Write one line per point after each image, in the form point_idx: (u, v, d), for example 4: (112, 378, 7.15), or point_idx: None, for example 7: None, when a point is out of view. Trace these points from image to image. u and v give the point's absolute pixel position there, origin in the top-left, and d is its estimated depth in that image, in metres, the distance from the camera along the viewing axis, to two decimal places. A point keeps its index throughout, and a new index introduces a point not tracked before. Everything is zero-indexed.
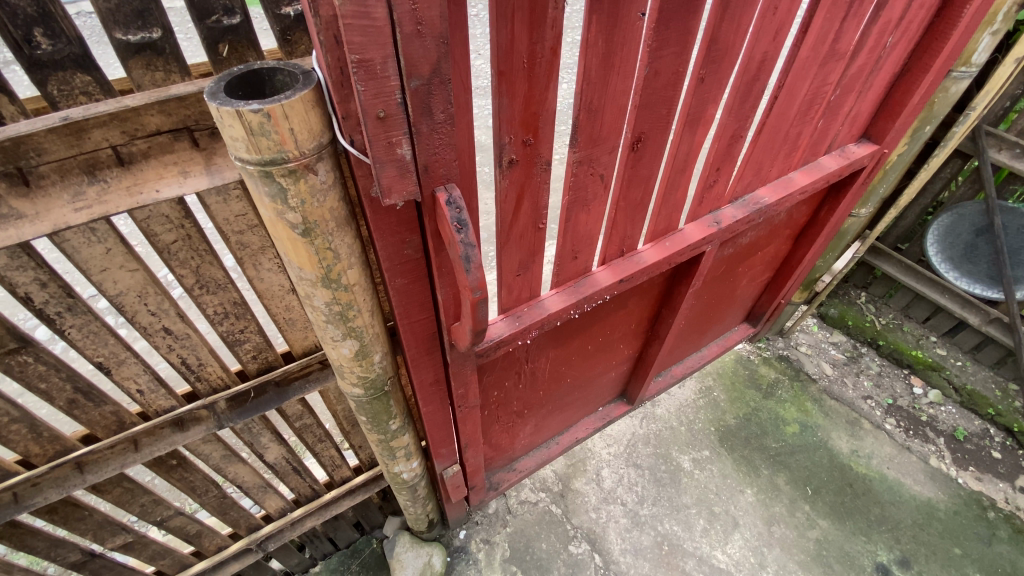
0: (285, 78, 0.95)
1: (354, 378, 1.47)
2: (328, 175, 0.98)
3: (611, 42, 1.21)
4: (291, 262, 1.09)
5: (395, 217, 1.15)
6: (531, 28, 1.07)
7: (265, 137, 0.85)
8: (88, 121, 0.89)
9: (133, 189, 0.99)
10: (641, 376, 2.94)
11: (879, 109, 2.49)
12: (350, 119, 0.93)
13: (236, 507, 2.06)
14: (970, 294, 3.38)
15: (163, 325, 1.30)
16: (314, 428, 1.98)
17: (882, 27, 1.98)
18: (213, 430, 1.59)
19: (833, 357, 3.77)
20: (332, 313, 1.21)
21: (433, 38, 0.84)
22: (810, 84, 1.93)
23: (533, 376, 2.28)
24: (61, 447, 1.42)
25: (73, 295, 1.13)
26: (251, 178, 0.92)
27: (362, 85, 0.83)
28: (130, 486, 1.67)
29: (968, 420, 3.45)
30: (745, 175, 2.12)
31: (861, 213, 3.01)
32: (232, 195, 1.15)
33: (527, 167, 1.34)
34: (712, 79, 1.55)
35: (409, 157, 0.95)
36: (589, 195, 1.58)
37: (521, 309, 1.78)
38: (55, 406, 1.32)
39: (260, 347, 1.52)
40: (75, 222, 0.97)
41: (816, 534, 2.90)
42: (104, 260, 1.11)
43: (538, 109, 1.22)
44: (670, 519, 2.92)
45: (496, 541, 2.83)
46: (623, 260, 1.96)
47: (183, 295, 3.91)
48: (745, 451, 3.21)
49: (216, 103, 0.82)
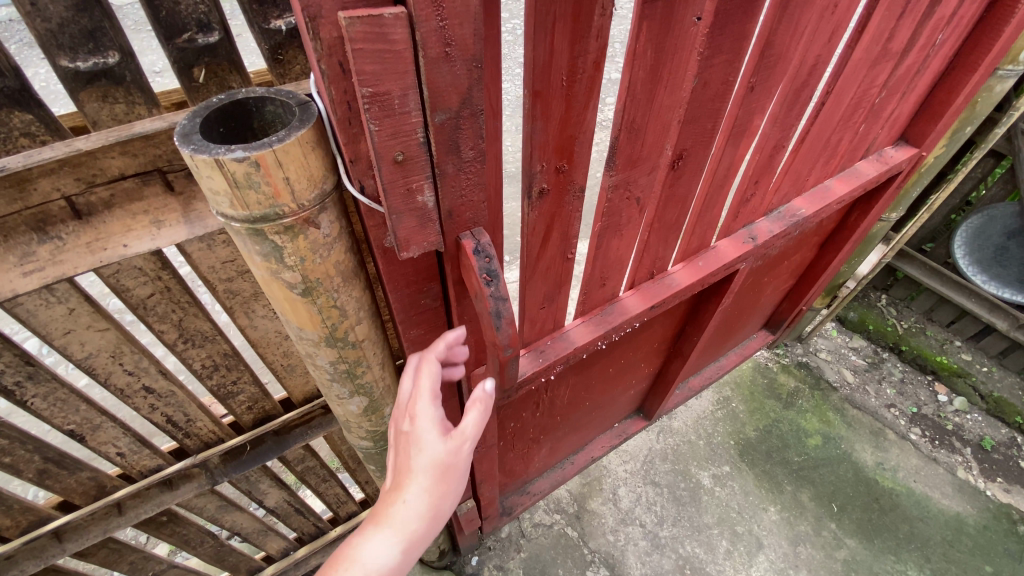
0: (276, 109, 0.78)
1: (362, 432, 1.30)
2: (332, 227, 0.80)
3: (660, 52, 1.04)
4: (289, 322, 0.92)
5: (411, 265, 1.00)
6: (573, 39, 0.89)
7: (253, 190, 0.68)
8: (33, 170, 0.77)
9: (94, 246, 0.87)
10: (661, 392, 2.75)
11: (919, 110, 2.30)
12: (359, 163, 0.76)
13: (235, 552, 1.92)
14: (998, 298, 3.27)
15: (142, 384, 1.17)
16: (318, 469, 1.83)
17: (934, 24, 1.80)
18: (206, 487, 1.45)
19: (854, 363, 3.53)
20: (337, 372, 1.04)
21: (465, 63, 0.67)
22: (858, 87, 1.74)
23: (552, 404, 2.11)
24: (35, 518, 1.27)
25: (33, 362, 1.00)
26: (238, 236, 0.76)
27: (376, 125, 0.67)
28: (116, 546, 1.52)
29: (995, 428, 3.25)
30: (783, 186, 1.94)
31: (892, 218, 2.81)
32: (217, 241, 1.00)
33: (558, 196, 1.16)
34: (762, 86, 1.36)
35: (430, 205, 0.80)
36: (622, 219, 1.40)
37: (544, 343, 1.61)
38: (24, 478, 1.18)
39: (255, 397, 1.38)
40: (24, 287, 0.84)
41: (843, 554, 2.71)
42: (67, 321, 0.97)
43: (575, 131, 1.04)
44: (691, 541, 2.72)
45: (511, 568, 2.60)
46: (653, 284, 1.79)
47: (151, 341, 3.63)
48: (767, 466, 2.99)
49: (189, 149, 0.66)
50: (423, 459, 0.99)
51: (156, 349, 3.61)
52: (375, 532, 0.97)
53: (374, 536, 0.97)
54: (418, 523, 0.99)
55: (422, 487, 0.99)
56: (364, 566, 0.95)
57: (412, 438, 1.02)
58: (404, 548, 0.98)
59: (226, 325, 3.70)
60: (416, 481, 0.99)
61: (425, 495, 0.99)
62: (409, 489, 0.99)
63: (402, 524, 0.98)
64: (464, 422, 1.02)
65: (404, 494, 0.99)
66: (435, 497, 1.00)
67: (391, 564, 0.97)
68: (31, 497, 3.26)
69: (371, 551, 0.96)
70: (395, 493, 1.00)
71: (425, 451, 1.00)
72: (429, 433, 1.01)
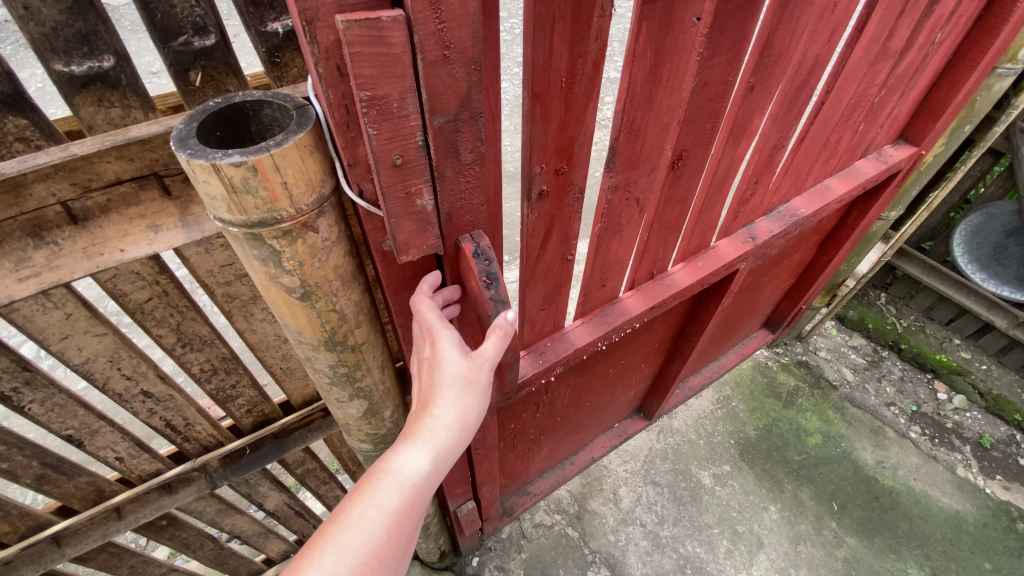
0: (274, 112, 0.78)
1: (362, 435, 1.29)
2: (331, 231, 0.80)
3: (660, 53, 1.03)
4: (288, 326, 0.92)
5: (411, 268, 1.00)
6: (573, 40, 0.88)
7: (251, 195, 0.68)
8: (28, 175, 0.76)
9: (90, 251, 0.86)
10: (661, 392, 2.74)
11: (918, 109, 2.30)
12: (358, 166, 0.76)
13: (235, 555, 1.91)
14: (997, 296, 3.27)
15: (141, 389, 1.16)
16: (318, 472, 1.82)
17: (934, 23, 1.79)
18: (205, 490, 1.44)
19: (854, 361, 3.53)
20: (336, 375, 1.04)
21: (463, 65, 0.67)
22: (857, 87, 1.74)
23: (552, 405, 2.11)
24: (34, 523, 1.27)
25: (30, 368, 1.00)
26: (236, 240, 0.75)
27: (374, 128, 0.66)
28: (115, 550, 1.52)
29: (994, 426, 3.26)
30: (783, 185, 1.93)
31: (891, 216, 2.81)
32: (215, 245, 1.00)
33: (558, 198, 1.16)
34: (762, 86, 1.36)
35: (429, 208, 0.80)
36: (622, 220, 1.40)
37: (544, 344, 1.61)
38: (22, 484, 1.18)
39: (255, 401, 1.37)
40: (20, 293, 0.84)
41: (844, 553, 2.71)
42: (64, 327, 0.97)
43: (574, 133, 1.03)
44: (692, 540, 2.72)
45: (511, 569, 2.60)
46: (653, 284, 1.78)
47: (150, 344, 3.63)
48: (767, 465, 2.99)
49: (185, 154, 0.65)
50: (450, 373, 0.92)
51: (153, 352, 3.60)
52: (408, 446, 0.90)
53: (408, 449, 0.89)
54: (452, 434, 0.93)
55: (452, 399, 0.92)
56: (400, 480, 0.88)
57: (434, 355, 0.94)
58: (439, 459, 0.92)
59: (222, 327, 3.69)
60: (447, 393, 0.92)
61: (457, 406, 0.93)
62: (439, 401, 0.92)
63: (436, 436, 0.91)
64: (486, 342, 0.93)
65: (433, 407, 0.92)
66: (465, 410, 0.93)
67: (427, 477, 0.91)
68: (30, 502, 3.25)
69: (406, 464, 0.89)
70: (424, 408, 0.93)
71: (450, 366, 0.93)
72: (452, 348, 0.93)
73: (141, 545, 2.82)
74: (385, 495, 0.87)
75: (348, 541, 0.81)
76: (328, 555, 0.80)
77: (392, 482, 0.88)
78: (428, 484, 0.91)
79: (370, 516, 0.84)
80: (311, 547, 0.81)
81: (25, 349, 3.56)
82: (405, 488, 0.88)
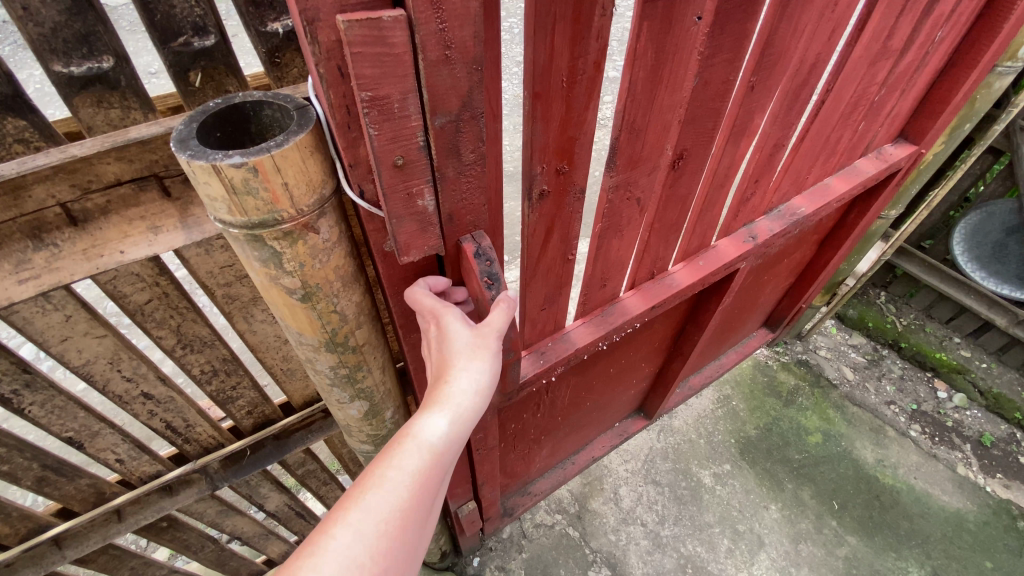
0: (274, 113, 0.78)
1: (363, 436, 1.29)
2: (332, 232, 0.80)
3: (661, 52, 1.03)
4: (288, 327, 0.91)
5: (412, 269, 1.00)
6: (574, 39, 0.88)
7: (252, 196, 0.68)
8: (27, 177, 0.76)
9: (90, 252, 0.86)
10: (662, 392, 2.74)
11: (918, 108, 2.29)
12: (359, 167, 0.75)
13: (235, 556, 1.91)
14: (997, 294, 3.27)
15: (141, 390, 1.16)
16: (318, 473, 1.82)
17: (934, 21, 1.79)
18: (206, 492, 1.44)
19: (854, 359, 3.53)
20: (338, 376, 1.04)
21: (465, 66, 0.66)
22: (858, 86, 1.74)
23: (553, 405, 2.10)
24: (34, 526, 1.26)
25: (30, 370, 0.99)
26: (237, 241, 0.75)
27: (375, 129, 0.66)
28: (116, 552, 1.52)
29: (994, 424, 3.26)
30: (783, 184, 1.93)
31: (891, 215, 2.81)
32: (215, 246, 1.00)
33: (559, 198, 1.15)
34: (762, 85, 1.36)
35: (431, 209, 0.80)
36: (622, 219, 1.39)
37: (544, 344, 1.61)
38: (22, 486, 1.17)
39: (255, 402, 1.37)
40: (19, 295, 0.84)
41: (844, 552, 2.71)
42: (64, 329, 0.96)
43: (575, 133, 1.03)
44: (692, 539, 2.72)
45: (512, 569, 2.60)
46: (654, 284, 1.78)
47: (149, 346, 3.63)
48: (768, 464, 2.99)
49: (186, 155, 0.65)
50: (462, 341, 0.89)
51: (153, 353, 3.60)
52: (426, 413, 0.85)
53: (427, 416, 0.85)
54: (473, 401, 0.87)
55: (468, 366, 0.88)
56: (421, 446, 0.83)
57: (442, 329, 0.91)
58: (460, 427, 0.87)
59: (222, 327, 3.69)
60: (463, 360, 0.88)
61: (474, 373, 0.88)
62: (454, 368, 0.88)
63: (456, 402, 0.86)
64: (491, 312, 0.90)
65: (450, 374, 0.87)
66: (482, 379, 0.88)
67: (447, 445, 0.85)
68: (29, 504, 3.25)
69: (426, 431, 0.84)
70: (440, 378, 0.89)
71: (461, 336, 0.89)
72: (458, 321, 0.91)
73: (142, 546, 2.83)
74: (405, 462, 0.82)
75: (367, 506, 0.77)
76: (347, 521, 0.75)
77: (412, 449, 0.83)
78: (450, 452, 0.86)
79: (390, 482, 0.80)
80: (330, 514, 0.77)
81: (25, 350, 3.56)
82: (426, 454, 0.83)
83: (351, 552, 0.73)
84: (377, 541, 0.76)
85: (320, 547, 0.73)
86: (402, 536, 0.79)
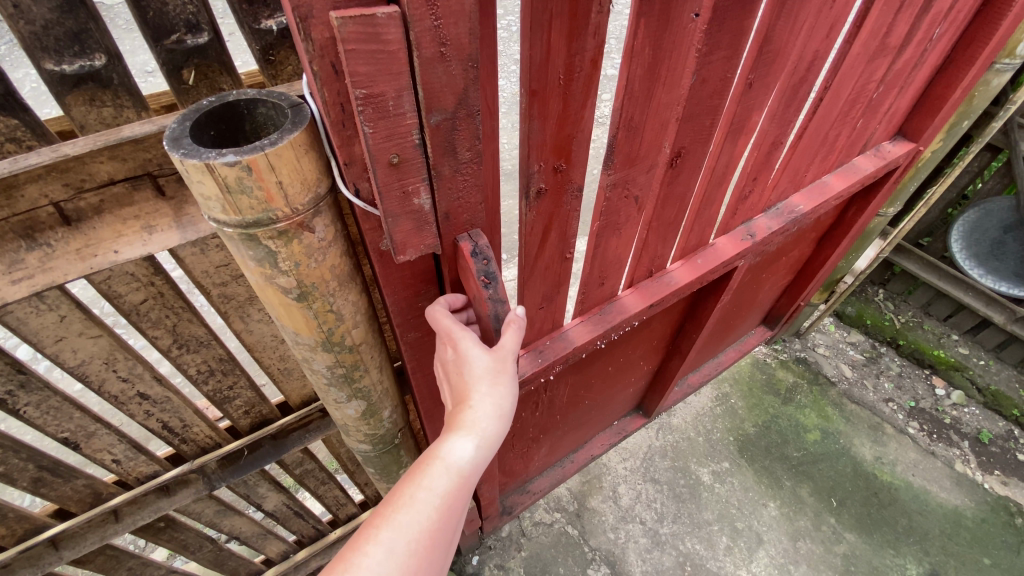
0: (268, 111, 0.77)
1: (361, 435, 1.28)
2: (327, 230, 0.79)
3: (658, 49, 1.02)
4: (284, 326, 0.91)
5: (409, 268, 1.00)
6: (570, 37, 0.87)
7: (246, 195, 0.67)
8: (19, 176, 0.75)
9: (84, 252, 0.86)
10: (660, 390, 2.74)
11: (916, 105, 2.29)
12: (354, 165, 0.75)
13: (234, 556, 1.91)
14: (994, 292, 3.29)
15: (137, 390, 1.16)
16: (316, 472, 1.82)
17: (932, 18, 1.79)
18: (204, 492, 1.44)
19: (852, 357, 3.53)
20: (335, 376, 1.03)
21: (460, 63, 0.66)
22: (856, 83, 1.73)
23: (551, 403, 2.10)
24: (31, 527, 1.26)
25: (24, 370, 0.99)
26: (232, 241, 0.74)
27: (370, 127, 0.65)
28: (114, 552, 1.51)
29: (992, 421, 3.26)
30: (782, 181, 1.92)
31: (889, 213, 2.81)
32: (210, 245, 0.99)
33: (556, 196, 1.15)
34: (760, 82, 1.35)
35: (427, 207, 0.80)
36: (620, 217, 1.39)
37: (542, 343, 1.61)
38: (18, 487, 1.17)
39: (252, 402, 1.37)
40: (13, 295, 0.83)
41: (843, 549, 2.71)
42: (59, 329, 0.96)
43: (572, 130, 1.03)
44: (691, 537, 2.72)
45: (511, 567, 2.60)
46: (652, 282, 1.78)
47: (146, 346, 3.62)
48: (766, 462, 2.99)
49: (179, 154, 0.64)
50: (481, 366, 0.91)
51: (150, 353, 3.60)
52: (451, 437, 0.88)
53: (452, 440, 0.88)
54: (494, 424, 0.91)
55: (489, 391, 0.91)
56: (448, 468, 0.88)
57: (460, 352, 0.94)
58: (483, 450, 0.91)
59: (218, 327, 3.68)
60: (484, 385, 0.91)
61: (495, 398, 0.91)
62: (475, 394, 0.91)
63: (480, 427, 0.89)
64: (503, 335, 0.93)
65: (471, 399, 0.90)
66: (503, 403, 0.92)
67: (472, 466, 0.90)
68: (27, 504, 3.25)
69: (452, 454, 0.88)
70: (462, 402, 0.92)
71: (478, 361, 0.92)
72: (475, 346, 0.93)
73: (139, 547, 2.83)
74: (433, 484, 0.86)
75: (399, 525, 0.82)
76: (381, 539, 0.80)
77: (440, 471, 0.87)
78: (474, 474, 0.90)
79: (420, 502, 0.84)
80: (364, 531, 0.81)
81: (20, 351, 3.55)
82: (453, 476, 0.87)
83: (385, 569, 0.78)
84: (409, 559, 0.81)
85: (356, 563, 0.77)
86: (432, 553, 0.84)
